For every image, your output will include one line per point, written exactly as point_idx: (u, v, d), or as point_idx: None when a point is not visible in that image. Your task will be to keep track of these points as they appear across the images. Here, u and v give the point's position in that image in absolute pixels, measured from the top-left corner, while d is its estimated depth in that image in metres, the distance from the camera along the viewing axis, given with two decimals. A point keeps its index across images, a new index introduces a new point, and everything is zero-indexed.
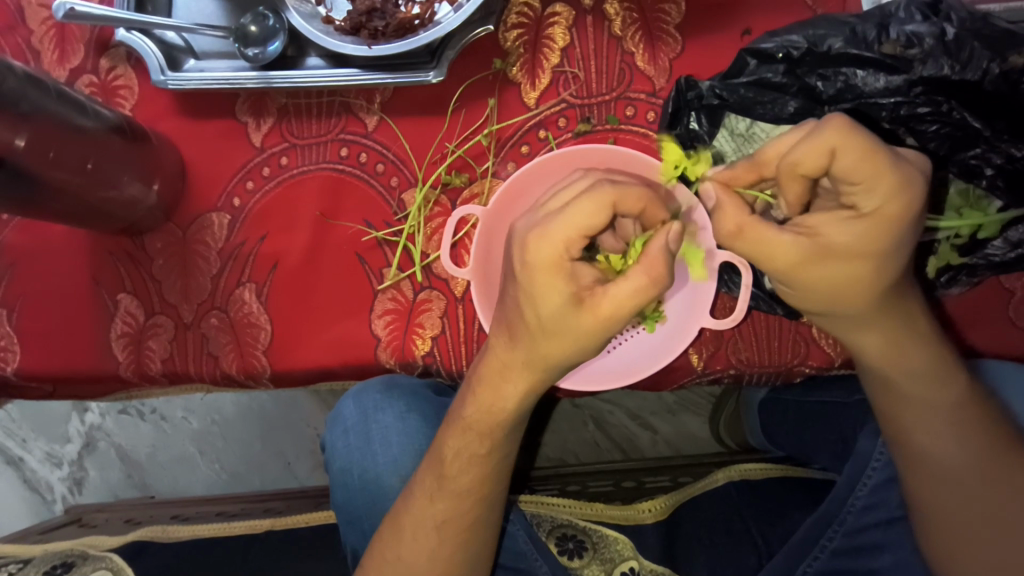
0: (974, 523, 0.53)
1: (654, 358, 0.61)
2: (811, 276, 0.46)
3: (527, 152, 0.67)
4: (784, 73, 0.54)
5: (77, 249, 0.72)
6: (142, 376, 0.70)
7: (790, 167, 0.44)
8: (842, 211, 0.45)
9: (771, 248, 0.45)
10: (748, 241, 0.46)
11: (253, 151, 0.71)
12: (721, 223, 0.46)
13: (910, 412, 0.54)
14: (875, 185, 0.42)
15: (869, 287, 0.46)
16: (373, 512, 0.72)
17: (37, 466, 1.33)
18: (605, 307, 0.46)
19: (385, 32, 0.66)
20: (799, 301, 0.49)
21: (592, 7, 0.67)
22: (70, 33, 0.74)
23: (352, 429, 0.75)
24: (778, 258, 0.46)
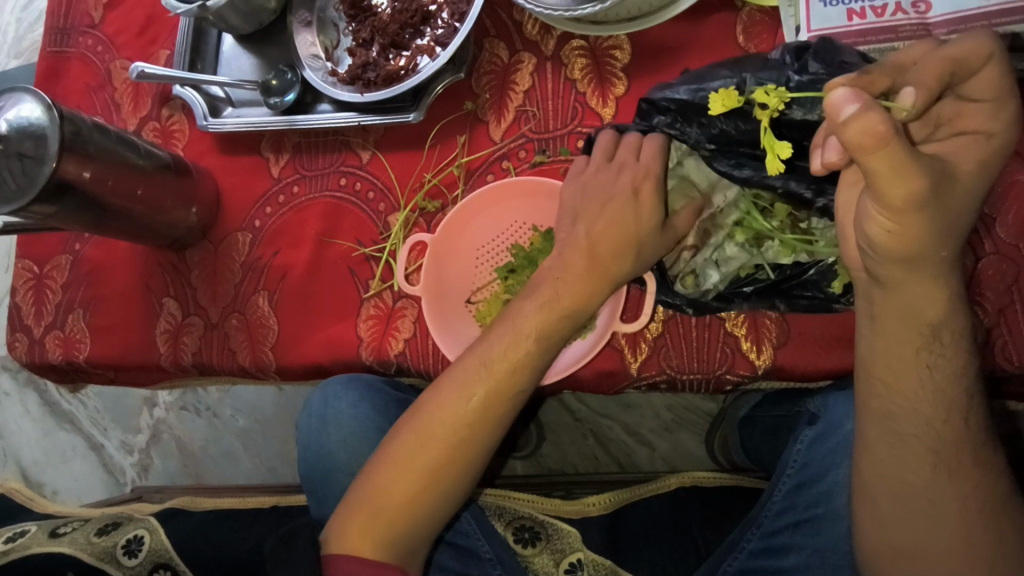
0: (899, 495, 0.55)
1: (580, 356, 0.69)
2: (919, 206, 0.44)
3: (492, 180, 0.77)
4: (667, 123, 0.64)
5: (137, 262, 0.89)
6: (177, 364, 0.85)
7: (948, 59, 0.50)
8: (962, 135, 0.51)
9: (898, 176, 0.42)
10: (889, 157, 0.41)
11: (272, 181, 0.86)
12: (865, 132, 0.40)
13: (920, 380, 0.53)
14: (995, 108, 0.51)
15: (936, 231, 0.46)
16: (325, 487, 0.81)
17: (114, 452, 1.54)
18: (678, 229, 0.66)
19: (376, 81, 0.79)
20: (886, 242, 0.47)
21: (551, 55, 0.77)
22: (141, 89, 0.93)
23: (314, 413, 0.83)
24: (898, 191, 0.43)
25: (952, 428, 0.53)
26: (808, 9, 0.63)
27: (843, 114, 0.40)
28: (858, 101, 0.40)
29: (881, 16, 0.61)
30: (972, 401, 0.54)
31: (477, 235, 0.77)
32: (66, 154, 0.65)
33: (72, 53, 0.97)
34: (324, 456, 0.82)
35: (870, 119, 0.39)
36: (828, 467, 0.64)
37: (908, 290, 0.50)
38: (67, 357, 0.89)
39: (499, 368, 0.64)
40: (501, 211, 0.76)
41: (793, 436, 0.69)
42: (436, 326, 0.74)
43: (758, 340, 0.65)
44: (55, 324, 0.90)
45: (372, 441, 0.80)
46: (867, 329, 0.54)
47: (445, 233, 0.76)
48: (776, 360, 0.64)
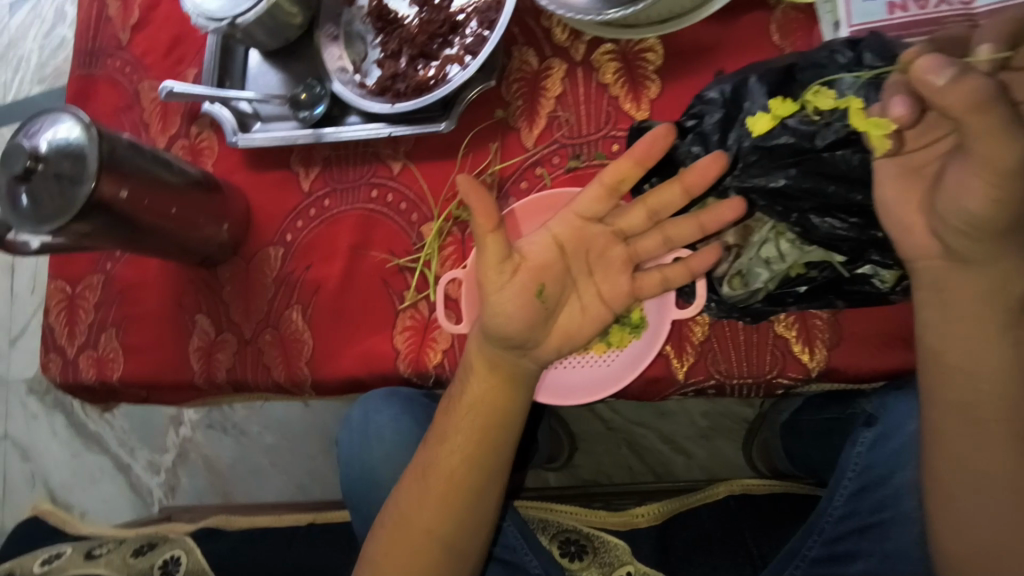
0: (979, 486, 0.52)
1: (636, 359, 0.67)
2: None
3: (526, 187, 0.76)
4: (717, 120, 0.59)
5: (169, 280, 0.89)
6: (211, 382, 0.85)
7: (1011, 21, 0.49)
8: None
9: (1000, 141, 0.42)
10: (993, 119, 0.41)
11: (303, 196, 0.85)
12: (958, 95, 0.41)
13: (999, 359, 0.51)
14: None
15: None
16: (367, 505, 0.80)
17: (141, 471, 1.54)
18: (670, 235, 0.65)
19: (406, 92, 0.79)
20: (978, 207, 0.46)
21: (582, 60, 0.76)
22: (170, 108, 0.93)
23: (354, 428, 0.83)
24: (995, 154, 0.42)
25: None
26: (847, 4, 0.61)
27: (940, 80, 0.41)
28: (949, 66, 0.41)
29: (925, 8, 0.59)
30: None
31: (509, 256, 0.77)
32: (104, 173, 0.65)
33: (100, 75, 0.98)
34: (365, 473, 0.81)
35: (970, 83, 0.40)
36: (893, 469, 0.62)
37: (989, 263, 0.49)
38: (101, 377, 0.89)
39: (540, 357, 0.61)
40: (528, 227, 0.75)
41: (850, 439, 0.66)
42: None
43: (809, 342, 0.63)
44: (88, 343, 0.91)
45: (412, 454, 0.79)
46: (936, 316, 0.52)
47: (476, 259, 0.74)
48: (828, 362, 0.62)
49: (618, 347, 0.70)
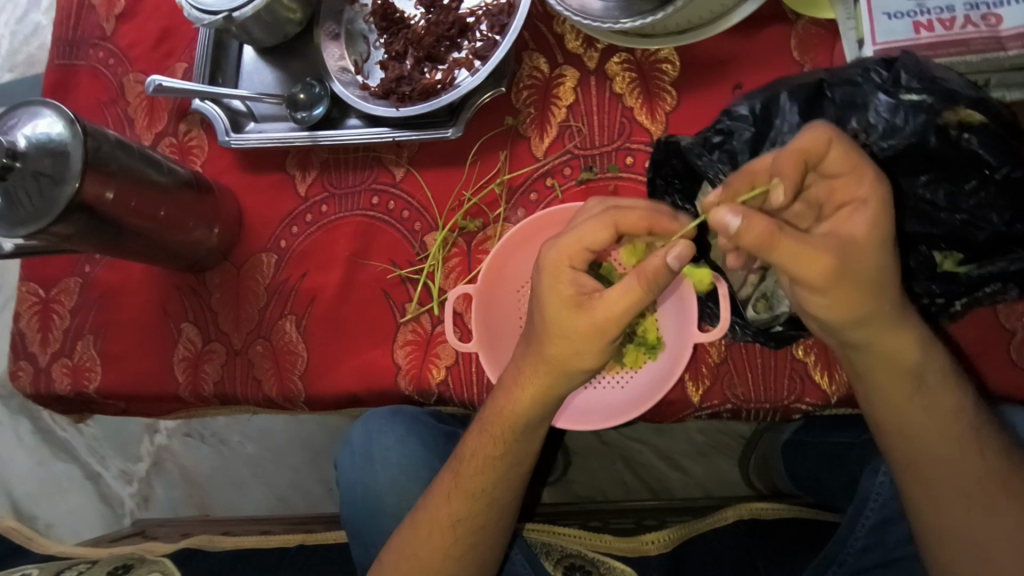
0: (955, 538, 0.56)
1: (660, 382, 0.65)
2: (842, 274, 0.47)
3: (536, 199, 0.74)
4: (748, 139, 0.60)
5: (153, 285, 0.84)
6: (198, 395, 0.80)
7: (796, 154, 0.49)
8: (842, 209, 0.50)
9: (811, 260, 0.46)
10: (793, 240, 0.45)
11: (298, 201, 0.82)
12: (755, 229, 0.44)
13: (920, 419, 0.56)
14: (859, 176, 0.49)
15: (870, 293, 0.49)
16: (368, 535, 0.76)
17: (113, 481, 1.47)
18: (597, 310, 0.53)
19: (411, 96, 0.76)
20: (824, 309, 0.50)
21: (595, 69, 0.74)
22: (158, 104, 0.88)
23: (357, 450, 0.79)
24: (817, 273, 0.46)
25: (968, 457, 0.56)
26: (872, 21, 0.61)
27: (731, 226, 0.45)
28: (739, 212, 0.44)
29: (951, 29, 0.59)
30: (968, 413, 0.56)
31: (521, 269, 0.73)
32: (89, 173, 0.61)
33: (81, 65, 0.93)
34: (367, 498, 0.78)
35: (755, 221, 0.44)
36: None
37: (884, 342, 0.52)
38: (76, 388, 0.83)
39: (513, 411, 0.60)
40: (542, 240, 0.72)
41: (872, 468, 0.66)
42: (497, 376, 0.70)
43: (828, 368, 0.62)
44: (63, 351, 0.85)
45: (421, 477, 0.77)
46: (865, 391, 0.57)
47: (489, 274, 0.71)
48: (847, 388, 0.61)
49: (632, 368, 0.69)
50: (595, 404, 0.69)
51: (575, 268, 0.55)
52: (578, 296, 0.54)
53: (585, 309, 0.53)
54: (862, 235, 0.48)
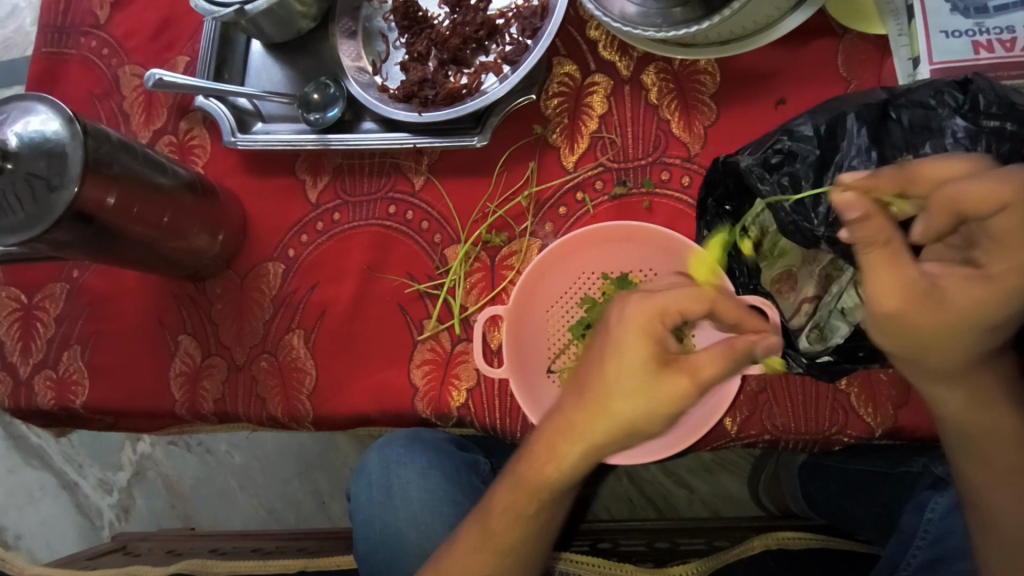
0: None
1: (702, 412, 0.62)
2: (917, 318, 0.44)
3: (565, 213, 0.70)
4: (809, 160, 0.55)
5: (149, 293, 0.79)
6: (195, 413, 0.75)
7: (947, 198, 0.44)
8: (960, 268, 0.45)
9: (890, 285, 0.43)
10: (881, 254, 0.43)
11: (309, 208, 0.77)
12: (862, 232, 0.42)
13: (988, 477, 0.52)
14: (1017, 250, 0.43)
15: (971, 345, 0.45)
16: (390, 570, 0.73)
17: (90, 492, 1.39)
18: (684, 376, 0.48)
19: (435, 100, 0.72)
20: (885, 347, 0.47)
21: (629, 78, 0.71)
22: (156, 99, 0.83)
23: (376, 482, 0.78)
24: (891, 299, 0.44)
25: None
26: (927, 41, 0.58)
27: (843, 218, 0.42)
28: (859, 209, 0.42)
29: (1012, 50, 0.57)
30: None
31: (552, 290, 0.71)
32: (90, 176, 0.56)
33: (72, 54, 0.87)
34: (383, 532, 0.75)
35: (868, 225, 0.42)
36: None
37: (935, 389, 0.50)
38: (60, 403, 0.77)
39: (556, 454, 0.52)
40: (577, 258, 0.70)
41: (920, 505, 0.65)
42: (528, 404, 0.66)
43: (873, 402, 0.59)
44: (46, 363, 0.79)
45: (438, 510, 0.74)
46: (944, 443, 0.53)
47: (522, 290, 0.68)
48: (895, 421, 0.58)
49: None
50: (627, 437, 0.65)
51: (665, 327, 0.49)
52: (656, 356, 0.48)
53: (665, 372, 0.48)
54: (962, 307, 0.44)
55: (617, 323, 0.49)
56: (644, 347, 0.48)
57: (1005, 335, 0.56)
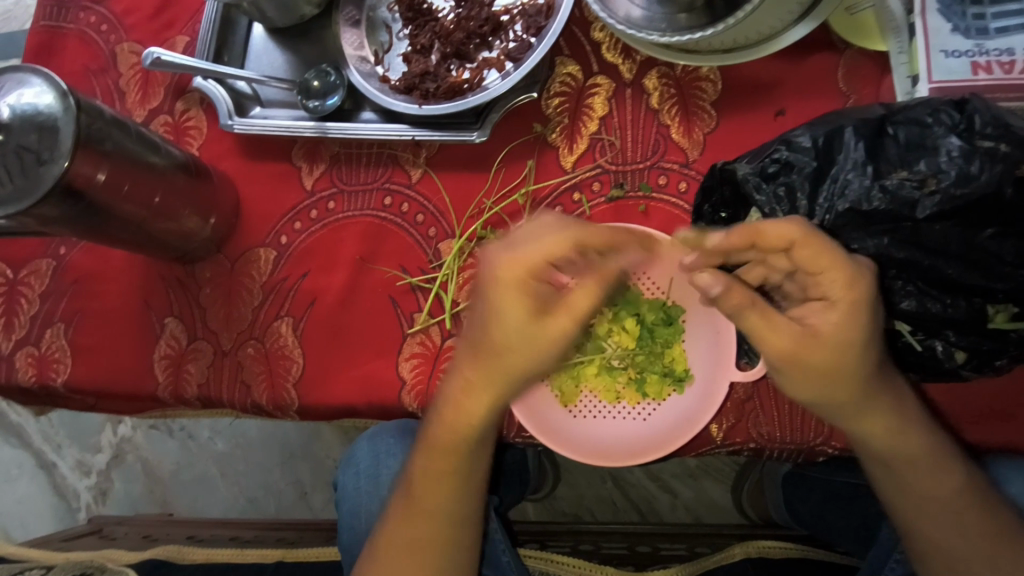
0: None
1: (692, 418, 0.61)
2: (801, 361, 0.50)
3: (561, 213, 0.70)
4: (807, 172, 0.56)
5: (136, 274, 0.78)
6: (178, 397, 0.74)
7: (753, 233, 0.50)
8: (814, 301, 0.52)
9: (773, 337, 0.50)
10: (757, 315, 0.50)
11: (304, 195, 0.76)
12: (731, 299, 0.50)
13: (901, 495, 0.57)
14: (837, 273, 0.49)
15: (851, 383, 0.51)
16: None
17: (68, 473, 1.37)
18: (562, 316, 0.54)
19: (435, 93, 0.72)
20: (797, 392, 0.52)
21: (631, 81, 0.71)
22: (153, 78, 0.82)
23: (364, 473, 0.79)
24: (777, 347, 0.50)
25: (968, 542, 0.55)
26: (928, 58, 0.59)
27: (710, 290, 0.50)
28: (718, 281, 0.50)
29: (1010, 72, 0.57)
30: (949, 500, 0.55)
31: None
32: (81, 151, 0.55)
33: (69, 28, 0.85)
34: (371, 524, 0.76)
35: (734, 290, 0.49)
36: None
37: (858, 425, 0.54)
38: (41, 381, 0.76)
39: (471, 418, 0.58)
40: None
41: None
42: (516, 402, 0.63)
43: None
44: (28, 340, 0.78)
45: None
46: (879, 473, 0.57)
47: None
48: None
49: (655, 400, 0.65)
50: (615, 439, 0.65)
51: (535, 281, 0.53)
52: (536, 307, 0.53)
53: (544, 320, 0.53)
54: (831, 337, 0.50)
55: (490, 284, 0.53)
56: (518, 301, 0.52)
57: (988, 352, 0.56)
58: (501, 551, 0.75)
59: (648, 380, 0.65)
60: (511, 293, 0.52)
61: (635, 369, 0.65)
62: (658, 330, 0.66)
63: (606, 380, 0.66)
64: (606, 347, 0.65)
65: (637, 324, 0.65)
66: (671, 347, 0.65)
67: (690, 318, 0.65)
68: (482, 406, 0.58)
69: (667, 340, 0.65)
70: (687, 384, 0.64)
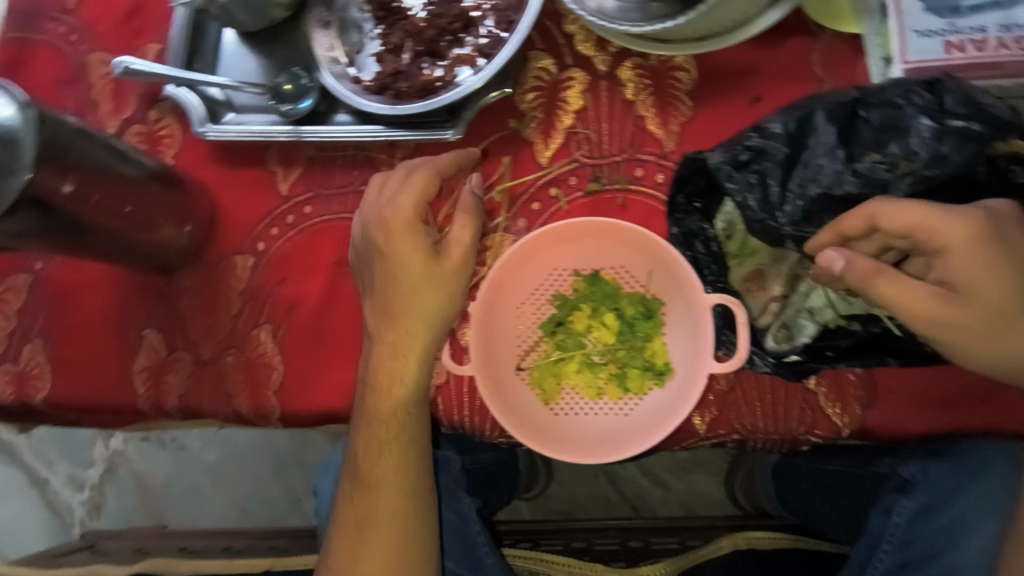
0: None
1: (671, 412, 0.61)
2: (945, 326, 0.50)
3: (538, 209, 0.69)
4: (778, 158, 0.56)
5: (113, 285, 0.77)
6: (159, 409, 0.73)
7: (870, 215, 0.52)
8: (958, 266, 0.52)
9: (907, 299, 0.51)
10: (890, 283, 0.51)
11: (280, 200, 0.75)
12: (858, 269, 0.52)
13: None
14: (968, 235, 0.50)
15: (1011, 338, 0.50)
16: None
17: (60, 489, 1.36)
18: (455, 252, 0.63)
19: (408, 93, 0.71)
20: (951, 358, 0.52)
21: (605, 73, 0.70)
22: (125, 87, 0.81)
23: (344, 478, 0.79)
24: (917, 310, 0.51)
25: None
26: (901, 40, 0.58)
27: (836, 267, 0.53)
28: (843, 257, 0.53)
29: (983, 51, 0.57)
30: None
31: (522, 289, 0.67)
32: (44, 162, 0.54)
33: (38, 40, 0.84)
34: None
35: (857, 262, 0.52)
36: (941, 548, 0.63)
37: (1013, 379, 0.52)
38: (20, 397, 0.75)
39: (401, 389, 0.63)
40: (548, 256, 0.66)
41: (882, 508, 0.67)
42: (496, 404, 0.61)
43: (841, 400, 0.59)
44: (5, 356, 0.77)
45: None
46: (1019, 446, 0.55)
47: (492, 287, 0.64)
48: (863, 421, 0.59)
49: (637, 394, 0.65)
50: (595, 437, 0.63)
51: (420, 226, 0.63)
52: (430, 248, 0.63)
53: (438, 261, 0.62)
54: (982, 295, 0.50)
55: (387, 241, 0.62)
56: (410, 240, 0.62)
57: None
58: (485, 553, 0.77)
59: (629, 374, 0.64)
60: (402, 236, 0.62)
61: (616, 364, 0.65)
62: (638, 325, 0.65)
63: (588, 375, 0.65)
64: (586, 342, 0.66)
65: (616, 319, 0.65)
66: (651, 341, 0.65)
67: (669, 311, 0.65)
68: (414, 362, 0.63)
69: (647, 334, 0.65)
70: (667, 378, 0.64)
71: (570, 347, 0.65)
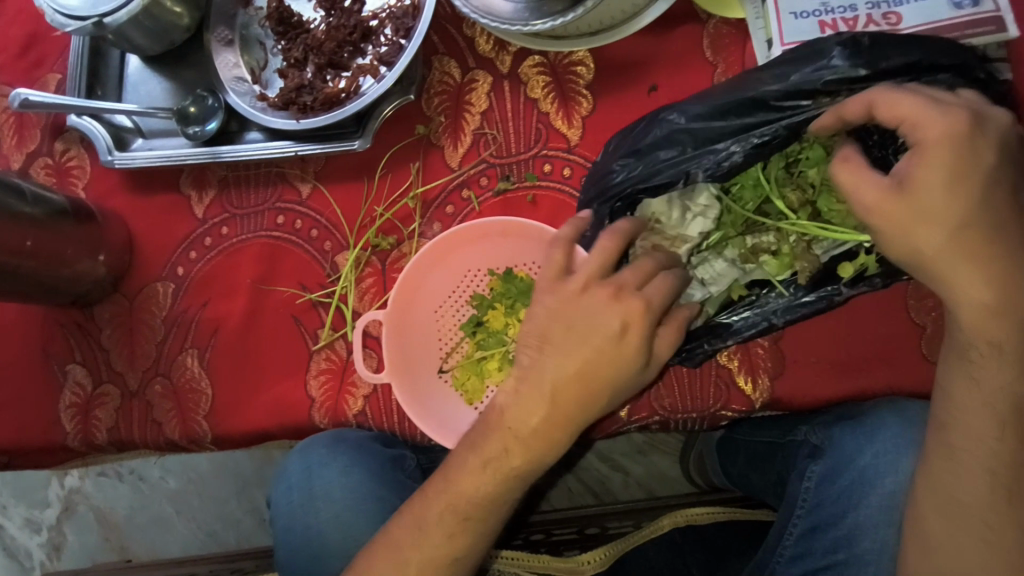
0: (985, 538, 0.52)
1: None
2: (904, 212, 0.47)
3: (452, 212, 0.70)
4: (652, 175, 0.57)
5: (31, 323, 0.75)
6: (89, 445, 0.72)
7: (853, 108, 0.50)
8: None
9: (859, 180, 0.49)
10: (850, 166, 0.49)
11: (196, 223, 0.75)
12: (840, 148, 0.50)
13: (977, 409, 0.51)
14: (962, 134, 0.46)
15: (969, 246, 0.47)
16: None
17: (18, 532, 1.33)
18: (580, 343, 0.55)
19: (313, 106, 0.70)
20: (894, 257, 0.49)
21: (508, 73, 0.71)
22: (28, 121, 0.79)
23: (295, 485, 0.75)
24: (867, 197, 0.48)
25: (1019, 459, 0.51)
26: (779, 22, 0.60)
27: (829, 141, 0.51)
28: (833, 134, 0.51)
29: (854, 28, 0.59)
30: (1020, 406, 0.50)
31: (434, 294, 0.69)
32: None
33: None
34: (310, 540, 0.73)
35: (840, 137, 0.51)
36: (844, 508, 0.63)
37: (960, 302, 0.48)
38: None
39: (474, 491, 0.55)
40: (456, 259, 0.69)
41: (798, 473, 0.69)
42: (417, 410, 0.64)
43: (751, 372, 0.63)
44: None
45: (360, 513, 0.72)
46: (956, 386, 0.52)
47: (398, 302, 0.66)
48: (772, 392, 0.63)
49: None
50: None
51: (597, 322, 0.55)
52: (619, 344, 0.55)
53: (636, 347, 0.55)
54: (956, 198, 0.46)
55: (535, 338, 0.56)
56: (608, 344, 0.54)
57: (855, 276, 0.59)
58: None
59: None
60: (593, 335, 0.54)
61: None
62: None
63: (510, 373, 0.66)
64: (506, 339, 0.67)
65: None
66: None
67: None
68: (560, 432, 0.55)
69: None
70: None
71: (489, 346, 0.67)
